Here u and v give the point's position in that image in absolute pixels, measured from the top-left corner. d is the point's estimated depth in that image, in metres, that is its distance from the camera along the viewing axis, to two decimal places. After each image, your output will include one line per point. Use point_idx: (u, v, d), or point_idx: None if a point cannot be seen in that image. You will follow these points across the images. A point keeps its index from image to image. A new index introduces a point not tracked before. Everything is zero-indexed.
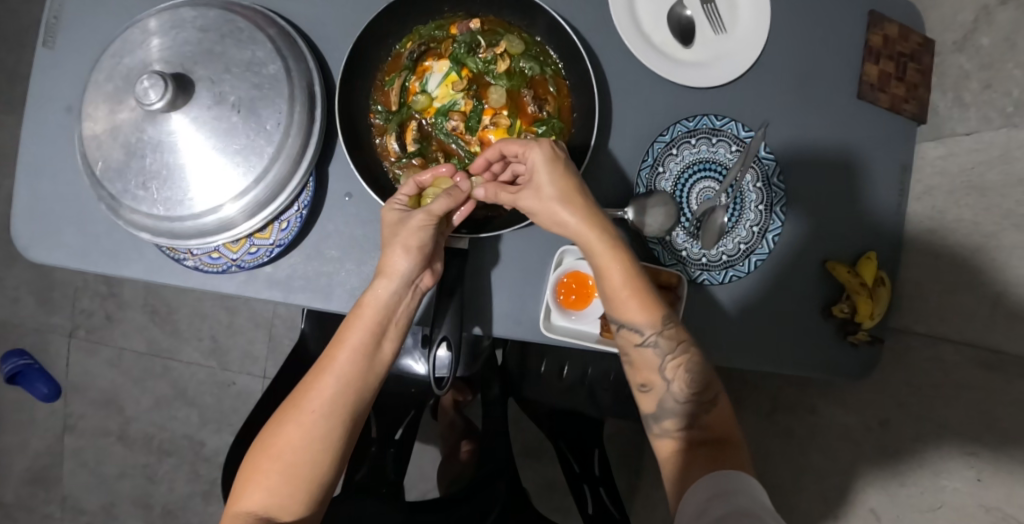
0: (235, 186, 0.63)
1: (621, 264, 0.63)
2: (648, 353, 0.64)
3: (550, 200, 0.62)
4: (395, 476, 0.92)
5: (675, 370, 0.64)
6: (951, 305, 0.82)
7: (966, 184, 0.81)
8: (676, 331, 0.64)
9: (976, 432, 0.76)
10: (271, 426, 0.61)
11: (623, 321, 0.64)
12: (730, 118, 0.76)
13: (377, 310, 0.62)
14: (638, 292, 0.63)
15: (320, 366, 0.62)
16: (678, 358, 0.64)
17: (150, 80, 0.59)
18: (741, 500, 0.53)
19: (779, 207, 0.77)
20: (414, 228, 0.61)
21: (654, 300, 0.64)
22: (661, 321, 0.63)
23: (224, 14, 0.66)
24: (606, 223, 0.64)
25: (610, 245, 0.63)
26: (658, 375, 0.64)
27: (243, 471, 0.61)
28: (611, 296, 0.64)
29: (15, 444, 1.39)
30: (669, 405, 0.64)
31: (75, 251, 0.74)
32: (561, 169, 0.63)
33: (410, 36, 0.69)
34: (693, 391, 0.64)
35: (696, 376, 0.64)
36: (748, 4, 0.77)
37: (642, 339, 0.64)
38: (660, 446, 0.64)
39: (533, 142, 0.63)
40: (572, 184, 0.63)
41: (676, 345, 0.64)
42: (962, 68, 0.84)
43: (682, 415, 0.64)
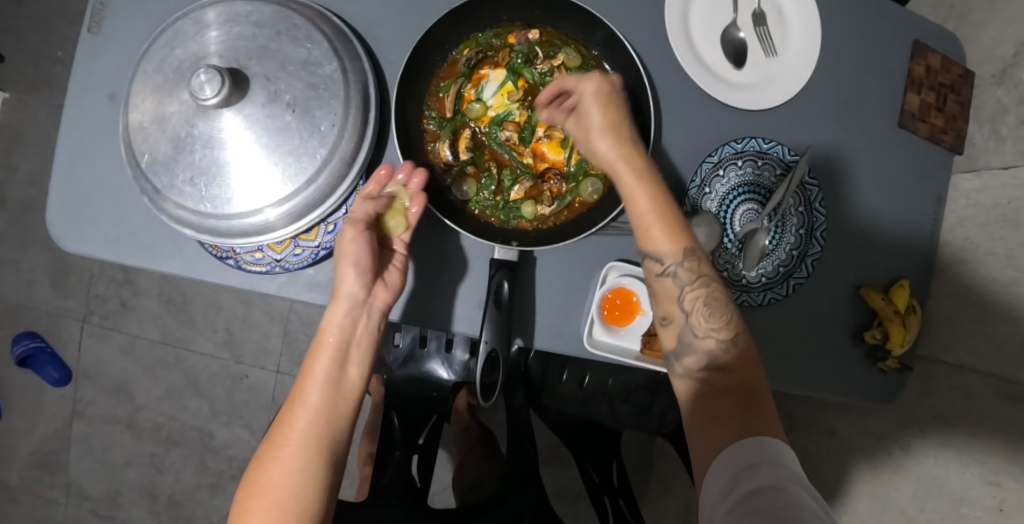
0: (286, 187, 0.61)
1: (649, 191, 0.63)
2: (668, 284, 0.64)
3: (593, 126, 0.64)
4: (422, 484, 0.91)
5: (695, 303, 0.63)
6: (980, 336, 0.82)
7: (1001, 217, 0.82)
8: (700, 264, 0.64)
9: (1001, 462, 0.78)
10: (253, 467, 0.62)
11: (645, 249, 0.64)
12: (776, 142, 0.76)
13: (335, 336, 0.63)
14: (666, 217, 0.63)
15: (292, 401, 0.63)
16: (697, 290, 0.63)
17: (207, 75, 0.57)
18: (771, 470, 0.52)
19: (819, 233, 0.78)
20: (347, 239, 0.63)
21: (680, 227, 0.64)
22: (684, 250, 0.63)
23: (280, 10, 0.64)
24: (639, 151, 0.64)
25: (638, 173, 0.63)
26: (678, 308, 0.64)
27: (234, 515, 0.61)
28: (637, 220, 0.63)
29: (22, 428, 1.38)
30: (687, 339, 0.63)
31: (109, 242, 0.72)
32: (610, 100, 0.64)
33: (467, 43, 0.68)
34: (715, 328, 0.62)
35: (717, 312, 0.63)
36: (799, 29, 0.78)
37: (664, 270, 0.64)
38: (681, 387, 0.64)
39: (588, 73, 0.64)
40: (619, 114, 0.64)
41: (697, 277, 0.63)
42: (1000, 101, 0.85)
43: (700, 352, 0.63)
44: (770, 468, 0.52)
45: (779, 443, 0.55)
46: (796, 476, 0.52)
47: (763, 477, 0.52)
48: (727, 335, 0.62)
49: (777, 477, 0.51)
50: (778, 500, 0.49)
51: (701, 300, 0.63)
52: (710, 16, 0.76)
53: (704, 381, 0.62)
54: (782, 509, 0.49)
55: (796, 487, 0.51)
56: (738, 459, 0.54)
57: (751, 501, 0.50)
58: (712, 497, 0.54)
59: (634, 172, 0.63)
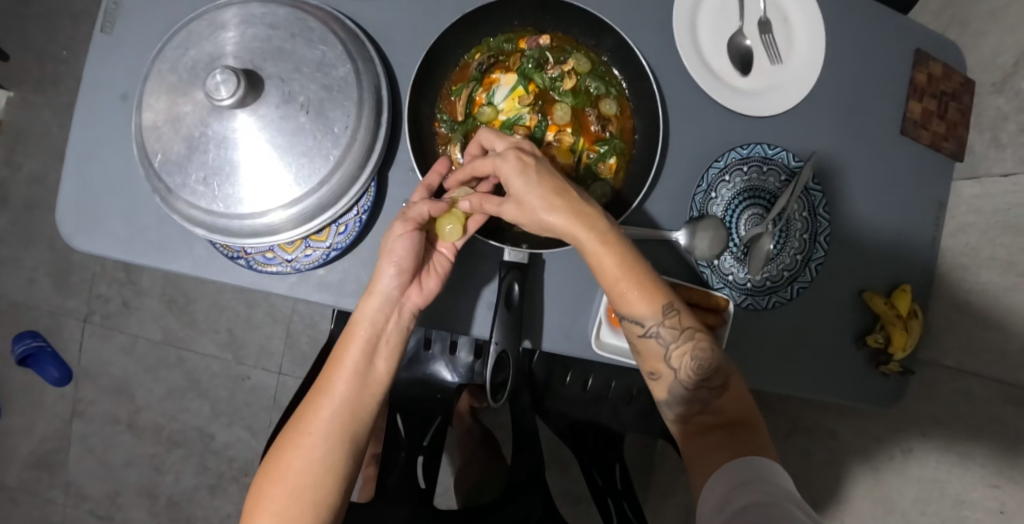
0: (299, 188, 0.62)
1: (616, 257, 0.62)
2: (653, 343, 0.65)
3: (534, 203, 0.61)
4: (425, 486, 0.89)
5: (681, 359, 0.65)
6: (980, 340, 0.83)
7: (1001, 223, 0.84)
8: (681, 318, 0.64)
9: (1002, 465, 0.79)
10: (274, 451, 0.64)
11: (625, 316, 0.64)
12: (781, 148, 0.77)
13: (366, 329, 0.64)
14: (638, 282, 0.62)
15: (318, 388, 0.65)
16: (681, 346, 0.64)
17: (223, 76, 0.57)
18: (764, 487, 0.56)
19: (823, 237, 0.79)
20: (395, 234, 0.63)
21: (655, 287, 0.63)
22: (663, 310, 0.63)
23: (294, 12, 0.65)
24: (594, 214, 0.62)
25: (602, 239, 0.61)
26: (665, 366, 0.65)
27: (250, 497, 0.63)
28: (613, 289, 0.63)
29: (22, 427, 1.37)
30: (677, 391, 0.66)
31: (119, 241, 0.72)
32: (534, 173, 0.61)
33: (479, 47, 0.70)
34: (701, 378, 0.65)
35: (702, 363, 0.64)
36: (805, 37, 0.79)
37: (647, 331, 0.64)
38: (675, 430, 0.68)
39: (504, 152, 0.62)
40: (553, 181, 0.62)
41: (680, 332, 0.64)
42: (1000, 109, 0.86)
43: (692, 401, 0.65)
44: (763, 485, 0.56)
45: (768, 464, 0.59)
46: (787, 493, 0.55)
47: (756, 492, 0.55)
48: (715, 382, 0.65)
49: (770, 492, 0.55)
50: (771, 512, 0.53)
51: (686, 352, 0.65)
52: (717, 24, 0.77)
53: (694, 427, 0.65)
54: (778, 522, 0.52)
55: (787, 501, 0.54)
56: (733, 476, 0.58)
57: (746, 513, 0.54)
58: (708, 514, 0.58)
59: (599, 240, 0.61)
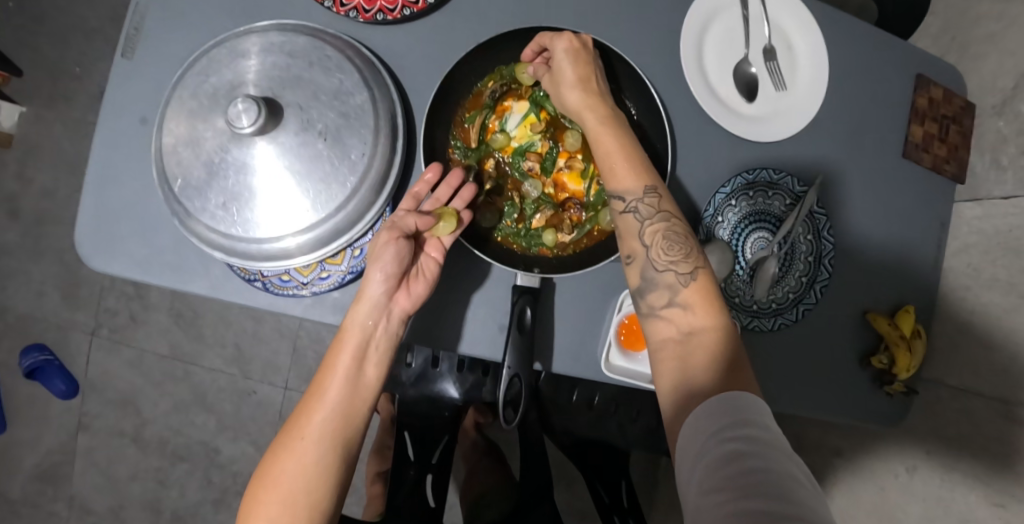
0: (316, 214, 0.63)
1: (613, 138, 0.66)
2: (630, 220, 0.65)
3: (563, 79, 0.66)
4: (435, 504, 0.95)
5: (654, 237, 0.64)
6: (983, 360, 0.85)
7: (1002, 245, 0.85)
8: (659, 200, 0.65)
9: (1006, 485, 0.81)
10: (268, 457, 0.65)
11: (609, 188, 0.66)
12: (786, 172, 0.79)
13: (356, 335, 0.65)
14: (629, 159, 0.65)
15: (311, 394, 0.66)
16: (656, 224, 0.64)
17: (245, 104, 0.59)
18: (749, 430, 0.50)
19: (828, 260, 0.81)
20: (381, 244, 0.64)
21: (645, 167, 0.66)
22: (645, 187, 0.65)
23: (313, 41, 0.66)
24: (607, 104, 0.67)
25: (603, 121, 0.66)
26: (639, 243, 0.64)
27: (246, 504, 0.63)
28: (603, 160, 0.66)
29: (27, 440, 1.38)
30: (649, 274, 0.64)
31: (136, 262, 0.74)
32: (580, 59, 0.66)
33: (492, 75, 0.71)
34: (674, 260, 0.63)
35: (676, 245, 0.63)
36: (808, 64, 0.81)
37: (626, 206, 0.65)
38: (646, 326, 0.64)
39: (560, 30, 0.67)
40: (589, 70, 0.67)
41: (658, 212, 0.65)
42: (1000, 132, 0.88)
43: (663, 287, 0.63)
44: (748, 426, 0.51)
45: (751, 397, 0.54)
46: (776, 438, 0.50)
47: (739, 437, 0.50)
48: (688, 267, 0.63)
49: (755, 439, 0.50)
50: (762, 466, 0.48)
51: (661, 232, 0.64)
52: (723, 51, 0.78)
53: (665, 318, 0.62)
54: (770, 478, 0.48)
55: (778, 452, 0.49)
56: (717, 405, 0.53)
57: (727, 467, 0.49)
58: (693, 454, 0.52)
59: (599, 119, 0.66)
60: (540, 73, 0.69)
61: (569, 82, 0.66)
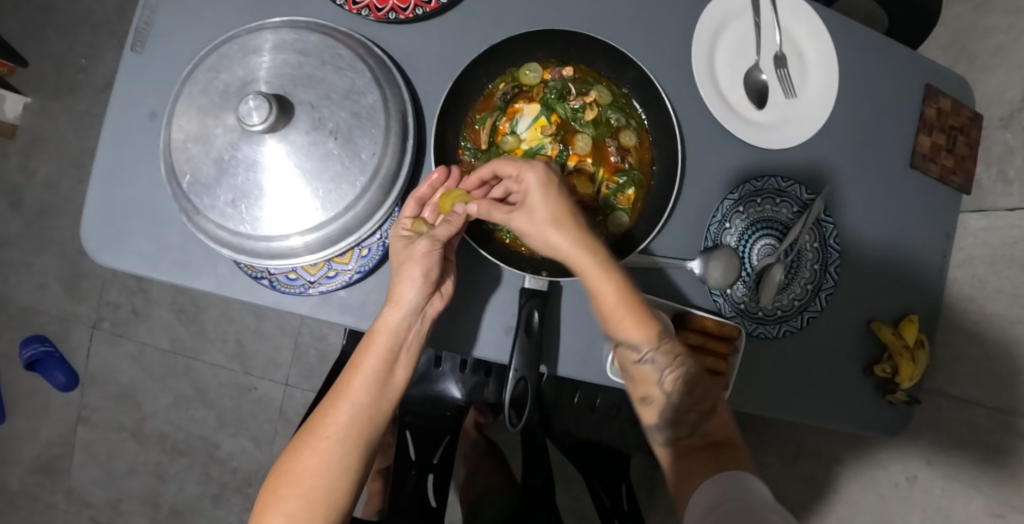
0: (326, 213, 0.63)
1: (613, 285, 0.65)
2: (646, 369, 0.69)
3: (546, 221, 0.64)
4: (436, 504, 0.94)
5: (673, 383, 0.69)
6: (988, 372, 0.85)
7: (1007, 256, 0.86)
8: (672, 345, 0.68)
9: (1007, 495, 0.81)
10: (290, 451, 0.66)
11: (621, 341, 0.68)
12: (793, 181, 0.79)
13: (388, 337, 0.65)
14: (634, 310, 0.66)
15: (336, 393, 0.67)
16: (674, 371, 0.69)
17: (256, 102, 0.59)
18: (742, 493, 0.61)
19: (833, 268, 0.81)
20: (419, 254, 0.63)
21: (650, 318, 0.67)
22: (656, 338, 0.67)
23: (324, 39, 0.66)
24: (594, 242, 0.66)
25: (601, 263, 0.65)
26: (658, 390, 0.70)
27: (262, 498, 0.65)
28: (610, 314, 0.66)
29: (25, 432, 1.37)
30: (669, 413, 0.70)
31: (143, 257, 0.73)
32: (555, 193, 0.65)
33: (503, 78, 0.71)
34: (690, 401, 0.69)
35: (692, 386, 0.69)
36: (818, 73, 0.81)
37: (642, 357, 0.68)
38: (663, 452, 0.72)
39: (531, 162, 0.65)
40: (565, 204, 0.66)
41: (672, 359, 0.69)
42: (1007, 144, 0.88)
43: (681, 416, 0.70)
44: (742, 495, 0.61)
45: (749, 475, 0.65)
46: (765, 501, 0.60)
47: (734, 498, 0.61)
48: (702, 405, 0.69)
49: (750, 499, 0.60)
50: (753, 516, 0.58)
51: (677, 379, 0.69)
52: (734, 57, 0.78)
53: (682, 447, 0.70)
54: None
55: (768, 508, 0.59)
56: (715, 488, 0.63)
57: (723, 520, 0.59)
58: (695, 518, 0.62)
59: (598, 262, 0.65)
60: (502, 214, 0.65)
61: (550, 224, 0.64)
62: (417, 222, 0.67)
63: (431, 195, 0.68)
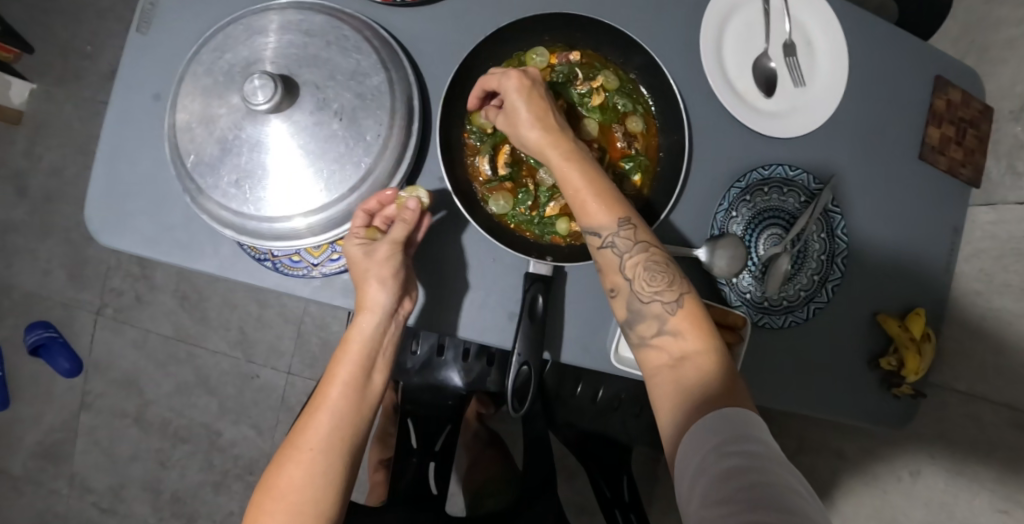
0: (330, 193, 0.63)
1: (580, 172, 0.64)
2: (609, 254, 0.64)
3: (520, 120, 0.64)
4: (438, 492, 0.92)
5: (636, 270, 0.63)
6: (994, 365, 0.84)
7: (1014, 250, 0.85)
8: (637, 230, 0.64)
9: (1011, 491, 0.80)
10: (273, 466, 0.64)
11: (583, 224, 0.65)
12: (801, 169, 0.79)
13: (363, 344, 0.65)
14: (596, 192, 0.64)
15: (315, 404, 0.65)
16: (635, 256, 0.63)
17: (261, 81, 0.58)
18: (747, 443, 0.51)
19: (841, 259, 0.80)
20: (382, 257, 0.63)
21: (616, 199, 0.64)
22: (618, 219, 0.64)
23: (330, 20, 0.66)
24: (566, 136, 0.65)
25: (568, 157, 0.64)
26: (621, 277, 0.64)
27: (250, 514, 0.63)
28: (571, 198, 0.65)
29: (29, 418, 1.38)
30: (635, 307, 0.63)
31: (146, 238, 0.73)
32: (532, 92, 0.65)
33: (509, 62, 0.71)
34: (659, 292, 0.62)
35: (658, 275, 0.63)
36: (828, 61, 0.80)
37: (603, 241, 0.64)
38: (642, 363, 0.63)
39: (507, 69, 0.65)
40: (543, 105, 0.65)
41: (635, 243, 0.63)
42: (1018, 137, 0.87)
43: (651, 318, 0.62)
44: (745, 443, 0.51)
45: (743, 405, 0.54)
46: (772, 452, 0.51)
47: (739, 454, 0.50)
48: (673, 298, 0.62)
49: (752, 450, 0.50)
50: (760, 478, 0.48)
51: (641, 265, 0.63)
52: (743, 45, 0.78)
53: (657, 351, 0.62)
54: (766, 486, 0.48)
55: (773, 463, 0.50)
56: (710, 426, 0.53)
57: (729, 482, 0.49)
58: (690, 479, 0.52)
59: (563, 154, 0.64)
60: (491, 116, 0.68)
61: (524, 120, 0.64)
62: (372, 230, 0.65)
63: (382, 210, 0.65)
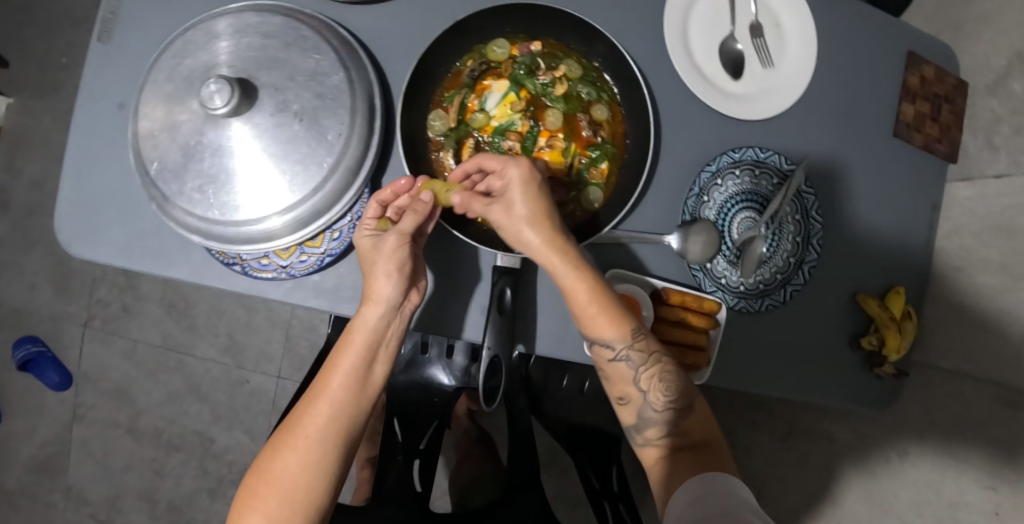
0: (295, 194, 0.62)
1: (588, 284, 0.64)
2: (622, 367, 0.68)
3: (520, 218, 0.63)
4: (424, 489, 0.90)
5: (650, 382, 0.68)
6: (976, 342, 0.84)
7: (995, 225, 0.84)
8: (648, 343, 0.68)
9: (997, 467, 0.80)
10: (268, 451, 0.63)
11: (594, 338, 0.67)
12: (773, 151, 0.78)
13: (367, 335, 0.64)
14: (607, 306, 0.65)
15: (313, 392, 0.63)
16: (650, 369, 0.67)
17: (218, 85, 0.58)
18: (724, 500, 0.58)
19: (816, 240, 0.80)
20: (388, 249, 0.63)
21: (626, 314, 0.66)
22: (631, 335, 0.66)
23: (288, 22, 0.66)
24: (569, 242, 0.65)
25: (574, 264, 0.64)
26: (635, 389, 0.68)
27: (240, 498, 0.62)
28: (580, 313, 0.66)
29: (22, 432, 1.38)
30: (646, 414, 0.68)
31: (118, 248, 0.73)
32: (535, 189, 0.64)
33: (470, 54, 0.71)
34: (669, 401, 0.68)
35: (669, 385, 0.68)
36: (797, 41, 0.80)
37: (616, 355, 0.67)
38: (646, 454, 0.69)
39: (514, 157, 0.64)
40: (543, 202, 0.64)
41: (647, 356, 0.67)
42: (994, 112, 0.87)
43: (659, 423, 0.68)
44: (724, 498, 0.58)
45: (731, 476, 0.62)
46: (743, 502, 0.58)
47: (717, 504, 0.58)
48: (683, 406, 0.68)
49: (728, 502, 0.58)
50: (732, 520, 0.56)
51: (654, 377, 0.68)
52: (709, 27, 0.77)
53: (664, 450, 0.68)
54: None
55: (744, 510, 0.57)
56: (696, 488, 0.61)
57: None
58: None
59: (567, 262, 0.63)
60: (480, 205, 0.65)
61: (526, 220, 0.63)
62: (383, 222, 0.66)
63: (394, 200, 0.66)
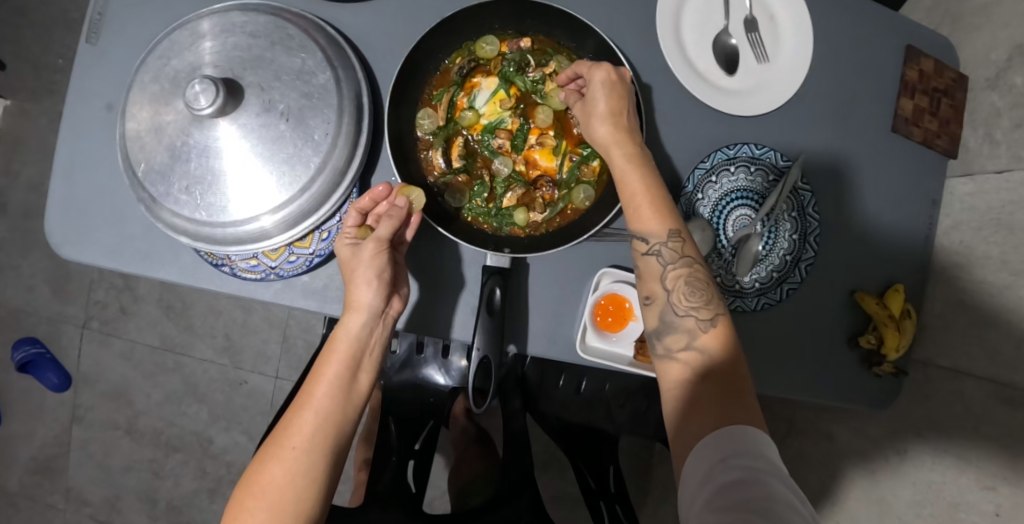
0: (281, 195, 0.62)
1: (640, 178, 0.64)
2: (652, 262, 0.64)
3: (595, 113, 0.66)
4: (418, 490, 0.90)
5: (677, 282, 0.62)
6: (976, 340, 0.82)
7: (995, 221, 0.82)
8: (684, 245, 0.63)
9: (999, 466, 0.78)
10: (256, 463, 0.61)
11: (632, 228, 0.65)
12: (769, 147, 0.77)
13: (349, 344, 0.63)
14: (654, 201, 0.63)
15: (299, 403, 0.63)
16: (678, 269, 0.63)
17: (202, 85, 0.57)
18: (750, 461, 0.51)
19: (813, 238, 0.79)
20: (366, 256, 0.63)
21: (669, 211, 0.64)
22: (669, 231, 0.63)
23: (274, 21, 0.65)
24: (636, 142, 0.66)
25: (630, 159, 0.65)
26: (661, 286, 0.63)
27: (230, 511, 0.60)
28: (627, 201, 0.64)
29: (22, 433, 1.38)
30: (668, 317, 0.62)
31: (107, 250, 0.73)
32: (615, 90, 0.65)
33: (460, 51, 0.71)
34: (696, 308, 0.61)
35: (698, 291, 0.62)
36: (792, 34, 0.78)
37: (649, 248, 0.64)
38: (664, 368, 0.62)
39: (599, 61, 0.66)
40: (623, 103, 0.65)
41: (681, 256, 0.63)
42: (994, 105, 0.84)
43: (682, 331, 0.61)
44: (749, 458, 0.51)
45: (756, 431, 0.53)
46: (775, 469, 0.51)
47: (740, 466, 0.50)
48: (710, 319, 0.61)
49: (757, 468, 0.50)
50: (757, 490, 0.49)
51: (683, 279, 0.62)
52: (701, 22, 0.77)
53: (684, 366, 0.60)
54: (763, 502, 0.48)
55: (772, 478, 0.50)
56: (717, 447, 0.53)
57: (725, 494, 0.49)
58: (691, 488, 0.53)
59: (627, 157, 0.65)
60: (573, 100, 0.69)
61: (600, 114, 0.65)
62: (363, 229, 0.65)
63: (374, 207, 0.66)
